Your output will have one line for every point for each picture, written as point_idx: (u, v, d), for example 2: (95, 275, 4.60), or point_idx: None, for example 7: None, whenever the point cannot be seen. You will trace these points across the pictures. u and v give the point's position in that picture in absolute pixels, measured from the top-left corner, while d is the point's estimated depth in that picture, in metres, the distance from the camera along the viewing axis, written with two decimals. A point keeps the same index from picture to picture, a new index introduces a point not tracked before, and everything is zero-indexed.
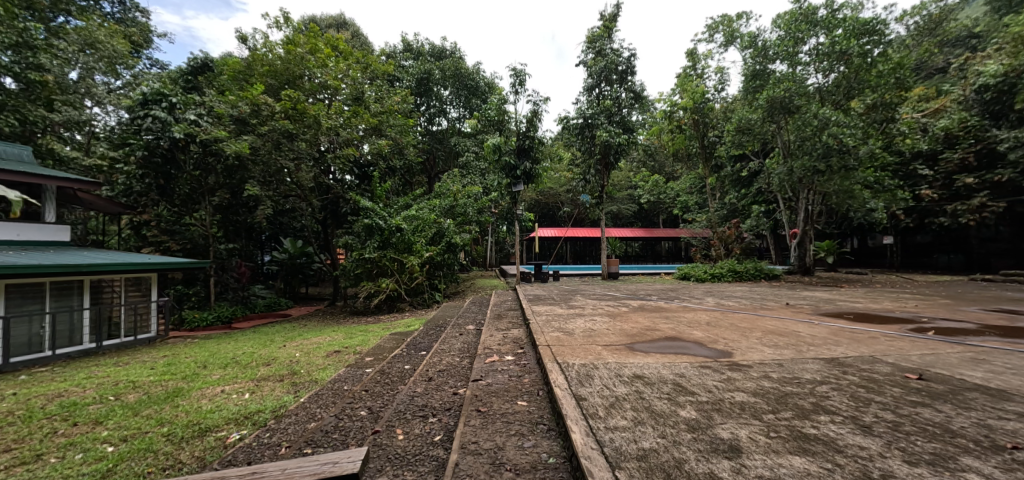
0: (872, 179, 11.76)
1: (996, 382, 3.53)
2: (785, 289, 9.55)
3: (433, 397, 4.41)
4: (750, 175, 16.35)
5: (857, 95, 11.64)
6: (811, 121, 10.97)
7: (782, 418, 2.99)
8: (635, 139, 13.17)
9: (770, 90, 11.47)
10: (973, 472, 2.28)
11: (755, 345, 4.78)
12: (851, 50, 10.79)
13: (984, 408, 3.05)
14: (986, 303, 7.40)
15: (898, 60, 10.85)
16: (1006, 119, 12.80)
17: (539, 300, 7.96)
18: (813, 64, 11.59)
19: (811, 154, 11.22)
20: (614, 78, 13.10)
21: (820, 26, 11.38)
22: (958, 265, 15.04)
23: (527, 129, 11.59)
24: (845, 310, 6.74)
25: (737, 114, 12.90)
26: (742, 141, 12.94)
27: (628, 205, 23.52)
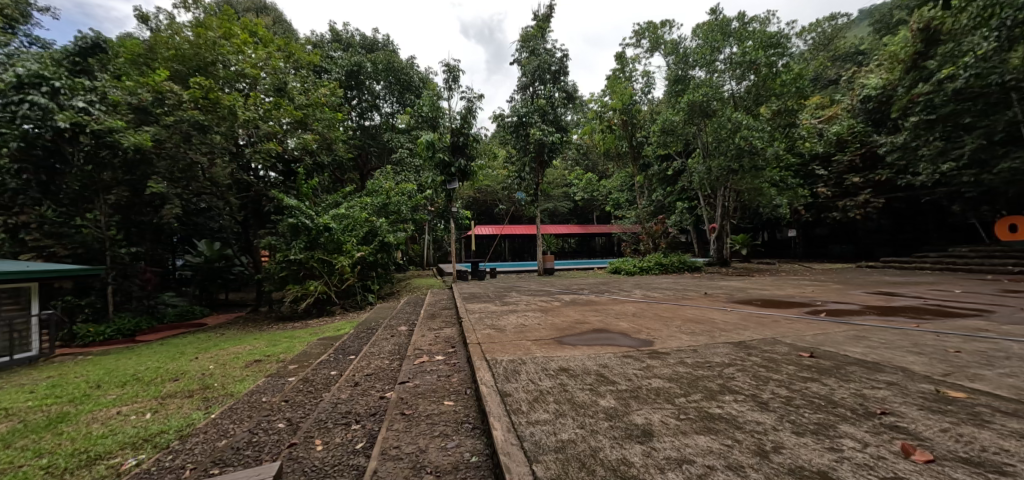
0: (778, 178, 12.98)
1: (872, 356, 3.99)
2: (705, 279, 10.26)
3: (358, 402, 4.22)
4: (675, 174, 17.44)
5: (765, 101, 12.71)
6: (726, 123, 11.92)
7: (692, 400, 3.19)
8: (568, 138, 13.55)
9: (691, 94, 12.21)
10: (848, 437, 2.54)
11: (675, 333, 5.07)
12: (760, 60, 11.81)
13: (861, 378, 3.45)
14: (867, 286, 8.47)
15: (798, 71, 12.02)
16: (886, 126, 14.70)
17: (475, 298, 7.92)
18: (727, 72, 12.61)
19: (726, 155, 12.17)
20: (547, 78, 13.37)
21: (733, 38, 12.39)
22: (849, 255, 16.88)
23: (460, 126, 11.31)
24: (755, 297, 7.37)
25: (662, 116, 13.58)
26: (667, 141, 13.64)
27: (563, 203, 24.22)
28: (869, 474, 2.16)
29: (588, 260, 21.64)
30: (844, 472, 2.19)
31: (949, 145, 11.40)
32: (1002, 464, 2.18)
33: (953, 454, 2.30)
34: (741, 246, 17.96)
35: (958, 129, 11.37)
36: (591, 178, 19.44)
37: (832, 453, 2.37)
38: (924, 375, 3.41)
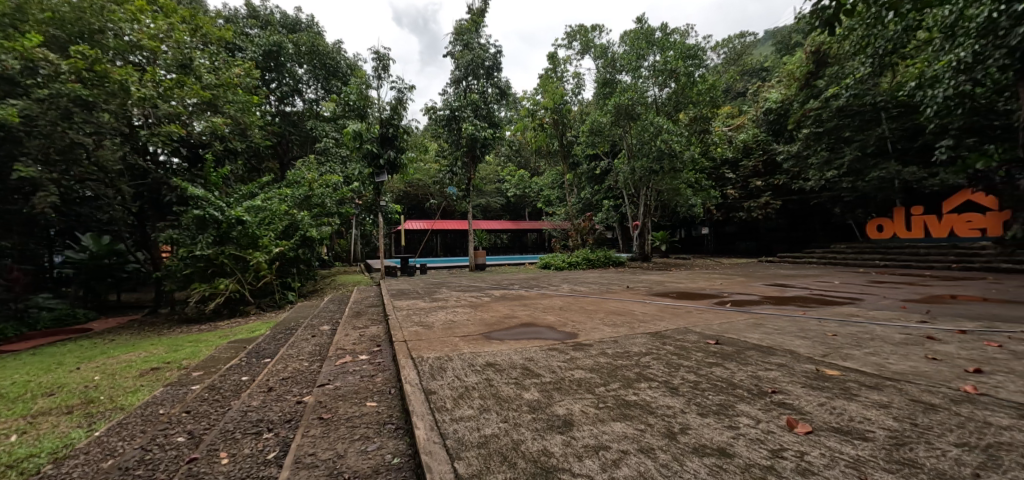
0: (692, 180, 14.17)
1: (769, 341, 3.58)
2: (628, 274, 10.91)
3: (272, 408, 3.95)
4: (603, 173, 18.28)
5: (683, 108, 13.75)
6: (648, 127, 12.75)
7: (610, 388, 2.95)
8: (501, 134, 13.69)
9: (617, 97, 12.88)
10: (744, 416, 2.37)
11: (598, 326, 5.31)
12: (679, 69, 12.73)
13: (759, 350, 3.34)
14: (765, 279, 9.54)
15: (712, 82, 13.13)
16: (783, 136, 16.61)
17: (403, 295, 7.73)
18: (651, 78, 13.41)
19: (648, 156, 13.01)
20: (481, 73, 13.34)
21: (656, 47, 13.18)
22: (754, 250, 18.73)
23: (391, 117, 11.06)
24: (671, 290, 7.97)
25: (591, 117, 14.16)
26: (595, 142, 14.29)
27: (496, 198, 24.45)
28: (759, 448, 2.03)
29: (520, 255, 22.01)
30: (740, 447, 2.06)
31: (832, 156, 13.22)
32: (866, 431, 2.09)
33: (828, 424, 2.18)
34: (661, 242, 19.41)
35: (839, 142, 13.28)
36: (524, 175, 19.79)
37: (730, 430, 2.23)
38: (806, 356, 3.08)
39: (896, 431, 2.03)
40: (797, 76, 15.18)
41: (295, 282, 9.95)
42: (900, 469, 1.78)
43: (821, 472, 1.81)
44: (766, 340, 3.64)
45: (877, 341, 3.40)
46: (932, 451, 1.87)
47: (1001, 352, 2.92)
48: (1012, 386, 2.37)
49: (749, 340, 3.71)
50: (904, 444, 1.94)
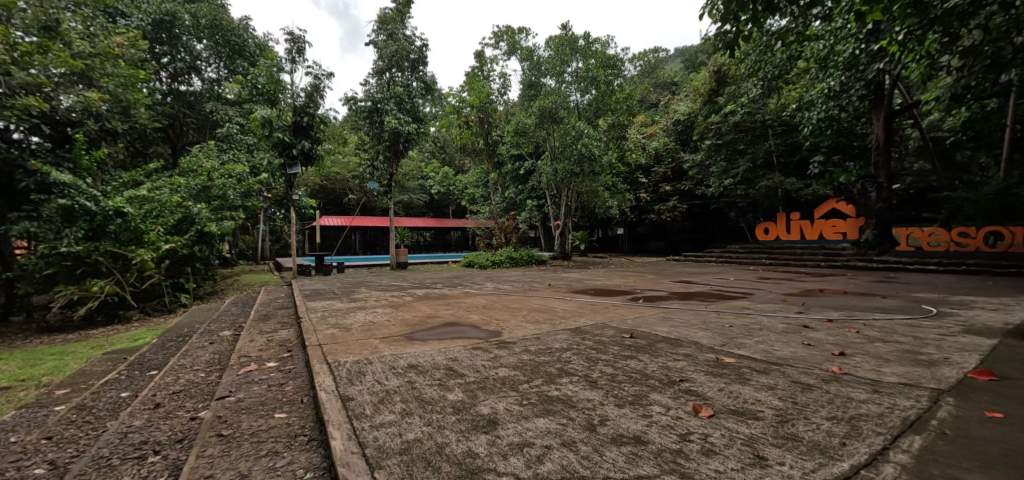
0: (610, 183, 15.05)
1: (677, 334, 3.86)
2: (549, 272, 11.32)
3: (158, 428, 3.36)
4: (526, 173, 18.59)
5: (603, 115, 14.53)
6: (570, 131, 13.30)
7: (534, 385, 2.83)
8: (425, 130, 13.43)
9: (542, 100, 13.34)
10: (657, 404, 2.41)
11: (522, 323, 5.41)
12: (600, 77, 13.47)
13: (668, 342, 3.56)
14: (671, 276, 10.43)
15: (629, 92, 14.05)
16: (689, 145, 18.42)
17: (317, 295, 7.24)
18: (574, 84, 14.05)
19: (570, 159, 13.57)
20: (406, 66, 13.08)
21: (579, 54, 13.73)
22: (663, 249, 20.36)
23: (306, 104, 10.30)
24: (590, 287, 8.38)
25: (516, 118, 14.47)
26: (520, 142, 14.64)
27: (420, 195, 24.10)
28: (670, 433, 2.08)
29: (443, 254, 21.63)
30: (653, 433, 2.10)
31: (729, 166, 14.87)
32: (758, 410, 2.22)
33: (727, 406, 2.30)
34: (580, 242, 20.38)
35: (735, 154, 14.87)
36: (449, 173, 19.54)
37: (643, 418, 2.27)
38: (709, 347, 3.35)
39: (781, 409, 2.19)
40: (703, 92, 16.83)
41: (189, 282, 8.85)
42: (785, 443, 1.90)
43: (722, 451, 1.88)
44: (674, 331, 3.94)
45: (764, 330, 3.85)
46: (809, 425, 2.03)
47: (858, 337, 3.44)
48: (869, 364, 2.73)
49: (659, 331, 3.97)
50: (787, 420, 2.10)
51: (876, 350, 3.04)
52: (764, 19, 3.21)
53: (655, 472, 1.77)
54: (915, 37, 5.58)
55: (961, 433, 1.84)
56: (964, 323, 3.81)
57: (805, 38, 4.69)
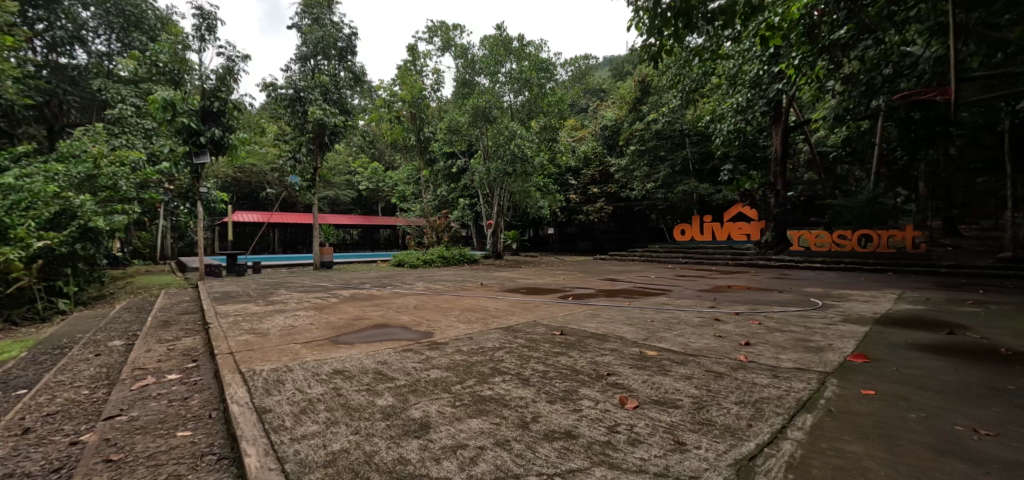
0: (541, 184, 15.44)
1: (603, 329, 4.03)
2: (481, 271, 11.35)
3: (28, 457, 2.75)
4: (458, 172, 18.53)
5: (535, 116, 14.87)
6: (503, 131, 13.55)
7: (467, 386, 2.63)
8: (353, 123, 12.89)
9: (476, 99, 13.51)
10: (587, 398, 2.33)
11: (456, 320, 5.13)
12: (532, 79, 13.79)
13: (596, 337, 3.69)
14: (598, 274, 10.92)
15: (560, 96, 14.50)
16: (614, 149, 19.52)
17: (229, 298, 6.58)
18: (508, 84, 14.25)
19: (503, 159, 13.77)
20: (333, 54, 12.43)
21: (513, 55, 13.96)
22: (590, 249, 21.29)
23: (217, 88, 9.42)
24: (521, 285, 8.49)
25: (449, 115, 14.47)
26: (452, 140, 14.60)
27: (346, 191, 23.14)
28: (598, 425, 2.02)
29: (371, 253, 20.72)
30: (583, 427, 2.02)
31: (651, 171, 15.78)
32: (677, 399, 2.23)
33: (649, 397, 2.28)
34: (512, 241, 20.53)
35: (655, 160, 15.85)
36: (379, 168, 18.83)
37: (574, 413, 2.17)
38: (633, 341, 3.54)
39: (697, 397, 2.22)
40: (628, 100, 17.86)
41: (69, 286, 7.62)
42: (699, 428, 1.92)
43: (647, 440, 1.85)
44: (601, 327, 4.10)
45: (682, 324, 4.15)
46: (721, 410, 2.06)
47: (760, 328, 3.84)
48: (769, 352, 3.04)
49: (587, 327, 4.11)
50: (703, 407, 2.12)
51: (775, 339, 3.41)
52: (684, 36, 3.46)
53: (586, 465, 1.69)
54: (808, 63, 6.37)
55: (843, 409, 1.97)
56: (843, 313, 4.40)
57: (717, 56, 5.14)
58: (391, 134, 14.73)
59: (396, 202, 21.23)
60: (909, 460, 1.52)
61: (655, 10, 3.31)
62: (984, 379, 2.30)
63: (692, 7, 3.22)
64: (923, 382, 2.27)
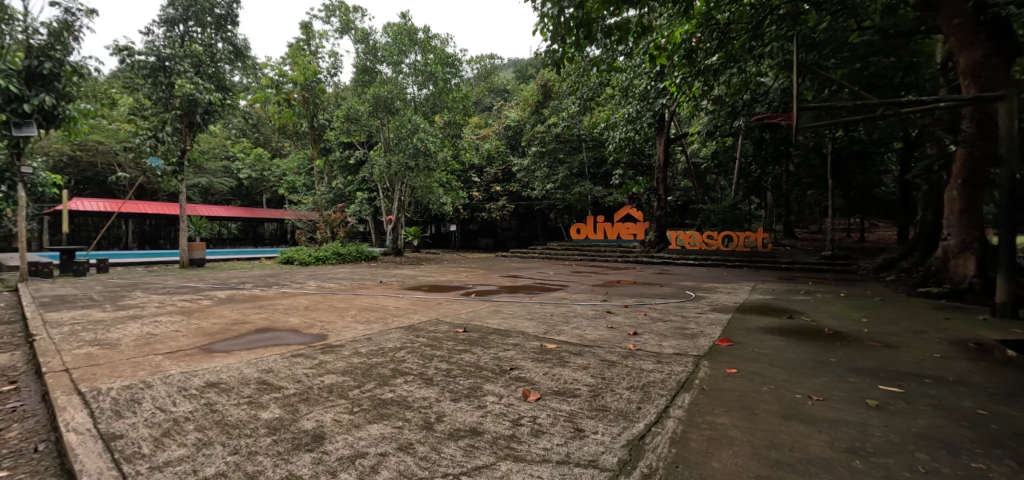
0: (444, 180, 15.32)
1: (505, 325, 4.11)
2: (380, 268, 10.89)
3: None
4: (356, 164, 17.61)
5: (439, 111, 14.67)
6: (406, 124, 13.17)
7: (367, 389, 2.30)
8: (232, 102, 11.51)
9: (376, 88, 12.98)
10: (491, 394, 2.20)
11: (355, 314, 4.62)
12: (437, 73, 13.53)
13: (498, 333, 3.75)
14: (500, 270, 11.14)
15: (465, 93, 14.48)
16: (517, 149, 20.22)
17: (57, 304, 5.38)
18: (411, 76, 13.73)
19: (404, 152, 13.41)
20: (208, 22, 10.97)
21: (417, 46, 13.47)
22: (491, 247, 21.84)
23: (50, 46, 7.71)
24: (422, 282, 8.29)
25: (347, 102, 13.72)
26: (350, 129, 13.85)
27: (224, 180, 20.61)
28: (502, 420, 1.83)
29: (252, 249, 18.54)
30: (488, 423, 1.80)
31: (550, 173, 16.90)
32: (575, 389, 2.26)
33: (551, 389, 2.27)
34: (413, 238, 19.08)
35: (554, 162, 17.02)
36: (262, 154, 16.96)
37: (479, 410, 1.96)
38: (534, 335, 3.67)
39: (594, 385, 2.30)
40: (531, 103, 18.50)
41: None
42: (597, 414, 1.89)
43: (549, 430, 1.70)
44: (503, 323, 4.18)
45: (578, 317, 4.44)
46: (616, 396, 2.12)
47: (648, 319, 4.22)
48: (654, 340, 3.37)
49: (489, 323, 4.17)
50: (599, 394, 2.17)
51: (658, 328, 3.81)
52: (584, 46, 3.68)
53: (491, 461, 1.47)
54: (687, 84, 7.23)
55: (713, 387, 2.22)
56: (710, 303, 5.08)
57: (610, 70, 5.56)
58: (279, 117, 13.29)
59: (284, 193, 19.38)
60: (765, 427, 1.66)
61: (558, 18, 3.49)
62: (815, 354, 2.80)
63: (591, 20, 3.47)
64: (772, 360, 2.71)
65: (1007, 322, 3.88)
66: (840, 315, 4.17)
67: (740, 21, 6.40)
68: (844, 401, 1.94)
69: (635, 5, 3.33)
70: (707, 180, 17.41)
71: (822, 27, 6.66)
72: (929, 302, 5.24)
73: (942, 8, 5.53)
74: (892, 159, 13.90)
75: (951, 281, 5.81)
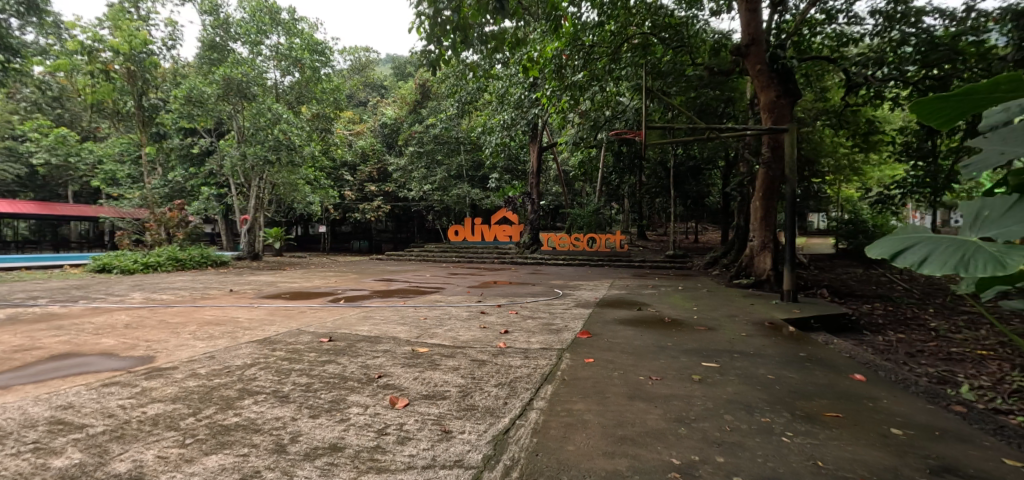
0: (312, 177, 14.02)
1: (376, 331, 3.92)
2: (230, 275, 9.47)
3: None
4: (202, 154, 15.09)
5: (306, 102, 13.51)
6: (265, 112, 11.69)
7: (205, 416, 1.97)
8: (18, 66, 8.94)
9: (227, 68, 11.26)
10: (356, 405, 2.08)
11: (194, 328, 4.01)
12: (304, 60, 12.38)
13: (367, 340, 3.55)
14: (375, 274, 10.60)
15: (336, 85, 13.53)
16: (393, 148, 19.52)
17: None
18: (272, 60, 12.33)
19: (263, 144, 11.91)
20: None
21: (280, 27, 12.12)
22: (365, 248, 20.83)
23: None
24: (283, 288, 7.42)
25: (188, 81, 11.67)
26: (193, 114, 11.82)
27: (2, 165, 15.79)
28: (366, 432, 1.73)
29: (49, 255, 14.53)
30: (351, 436, 1.69)
31: (428, 173, 16.83)
32: (444, 391, 2.26)
33: (420, 393, 2.23)
34: (274, 240, 16.90)
35: (433, 164, 17.01)
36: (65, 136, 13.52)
37: (342, 423, 1.84)
38: (407, 340, 3.58)
39: (463, 386, 2.32)
40: (408, 101, 17.95)
41: None
42: (466, 414, 1.91)
43: (415, 436, 1.67)
44: (373, 329, 3.98)
45: (452, 319, 4.46)
46: (484, 394, 2.18)
47: (520, 317, 4.44)
48: (524, 337, 3.55)
49: (358, 331, 3.92)
50: (468, 393, 2.20)
51: (528, 325, 4.02)
52: (461, 50, 3.72)
53: (352, 476, 1.37)
54: (557, 97, 7.80)
55: (572, 377, 2.42)
56: (576, 299, 5.56)
57: (487, 76, 5.70)
58: (91, 91, 10.75)
59: (99, 186, 15.71)
60: (613, 407, 1.87)
61: (434, 18, 3.48)
62: (656, 341, 3.25)
63: (467, 25, 3.53)
64: (622, 348, 3.06)
65: (789, 305, 5.00)
66: (676, 305, 4.93)
67: (601, 47, 7.24)
68: (676, 378, 2.28)
69: (509, 18, 3.49)
70: (575, 186, 19.08)
71: (666, 59, 7.64)
72: (740, 292, 6.51)
73: (749, 56, 6.87)
74: (718, 175, 16.92)
75: (755, 273, 7.26)
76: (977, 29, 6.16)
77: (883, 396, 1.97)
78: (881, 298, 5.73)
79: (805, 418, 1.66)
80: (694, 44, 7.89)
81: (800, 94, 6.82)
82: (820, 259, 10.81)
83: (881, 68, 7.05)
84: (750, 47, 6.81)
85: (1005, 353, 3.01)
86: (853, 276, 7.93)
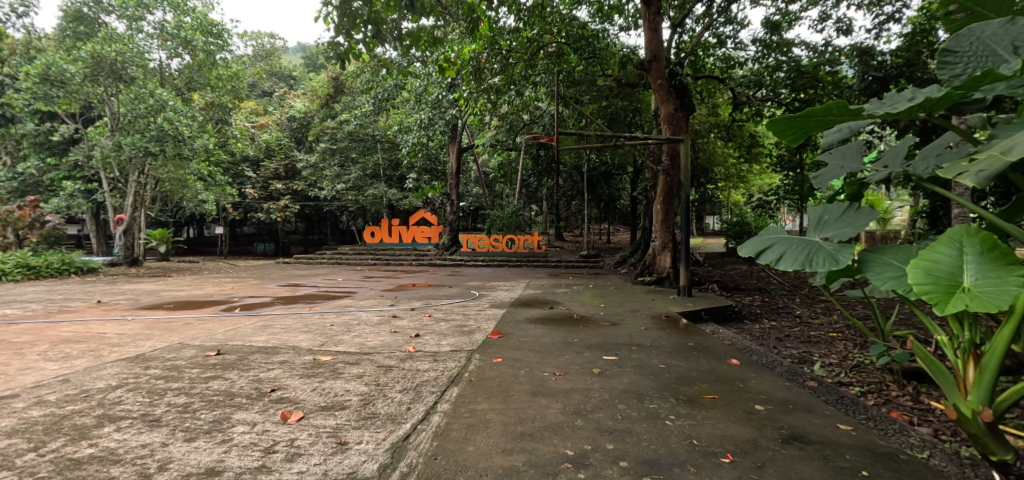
0: (204, 172, 12.64)
1: (274, 341, 3.63)
2: (98, 285, 8.12)
3: None
4: (63, 143, 12.85)
5: (198, 89, 12.22)
6: (146, 97, 10.32)
7: (50, 451, 1.68)
8: None
9: (98, 44, 9.71)
10: (243, 423, 1.91)
11: (39, 349, 3.36)
12: (196, 43, 11.16)
13: (263, 352, 3.28)
14: (279, 279, 9.76)
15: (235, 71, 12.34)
16: (303, 144, 18.24)
17: None
18: (156, 39, 10.93)
19: (144, 133, 10.41)
20: None
21: (166, 2, 10.75)
22: (270, 251, 19.22)
23: None
24: (166, 298, 6.54)
25: (45, 56, 9.89)
26: (50, 95, 10.05)
27: None
28: (251, 452, 1.60)
29: None
30: (233, 458, 1.56)
31: (341, 172, 16.13)
32: (344, 401, 2.16)
33: (317, 405, 2.11)
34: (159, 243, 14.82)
35: (347, 161, 16.29)
36: None
37: (224, 444, 1.68)
38: (308, 349, 3.36)
39: (365, 394, 2.25)
40: (320, 94, 16.84)
41: None
42: (365, 423, 1.85)
43: (308, 451, 1.58)
44: (271, 340, 3.68)
45: (362, 325, 4.28)
46: (387, 401, 2.12)
47: (434, 320, 4.37)
48: (435, 340, 3.52)
49: (253, 342, 3.61)
50: (370, 401, 2.13)
51: (441, 328, 3.99)
52: (373, 44, 3.58)
53: None
54: (473, 99, 7.81)
55: (478, 378, 2.44)
56: (492, 300, 5.63)
57: (404, 72, 5.53)
58: None
59: None
60: (515, 405, 1.92)
61: (342, 8, 3.30)
62: (563, 338, 3.40)
63: (380, 19, 3.40)
64: (530, 346, 3.15)
65: (685, 299, 5.52)
66: (586, 303, 5.19)
67: (518, 52, 7.42)
68: (577, 373, 2.41)
69: (425, 16, 3.44)
70: (496, 188, 19.34)
71: (578, 68, 8.00)
72: (645, 288, 7.04)
73: (651, 71, 7.38)
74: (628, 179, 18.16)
75: (658, 271, 7.90)
76: (832, 61, 7.27)
77: (751, 377, 2.26)
78: (759, 290, 6.56)
79: (685, 401, 1.85)
80: (604, 56, 8.39)
81: (693, 109, 7.57)
82: (714, 257, 12.02)
83: (761, 89, 8.09)
84: (651, 63, 7.32)
85: (847, 334, 3.61)
86: (739, 271, 8.97)
